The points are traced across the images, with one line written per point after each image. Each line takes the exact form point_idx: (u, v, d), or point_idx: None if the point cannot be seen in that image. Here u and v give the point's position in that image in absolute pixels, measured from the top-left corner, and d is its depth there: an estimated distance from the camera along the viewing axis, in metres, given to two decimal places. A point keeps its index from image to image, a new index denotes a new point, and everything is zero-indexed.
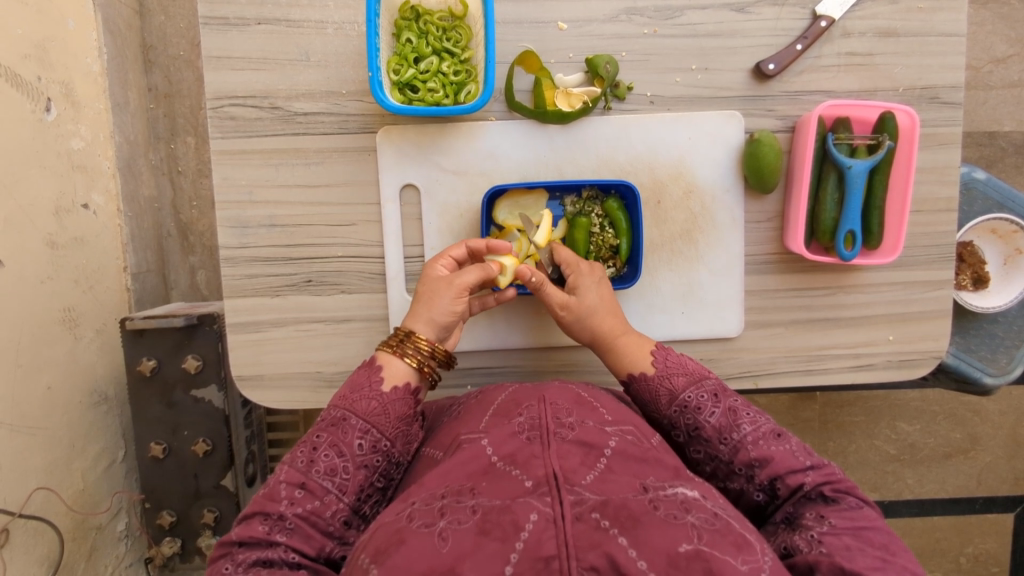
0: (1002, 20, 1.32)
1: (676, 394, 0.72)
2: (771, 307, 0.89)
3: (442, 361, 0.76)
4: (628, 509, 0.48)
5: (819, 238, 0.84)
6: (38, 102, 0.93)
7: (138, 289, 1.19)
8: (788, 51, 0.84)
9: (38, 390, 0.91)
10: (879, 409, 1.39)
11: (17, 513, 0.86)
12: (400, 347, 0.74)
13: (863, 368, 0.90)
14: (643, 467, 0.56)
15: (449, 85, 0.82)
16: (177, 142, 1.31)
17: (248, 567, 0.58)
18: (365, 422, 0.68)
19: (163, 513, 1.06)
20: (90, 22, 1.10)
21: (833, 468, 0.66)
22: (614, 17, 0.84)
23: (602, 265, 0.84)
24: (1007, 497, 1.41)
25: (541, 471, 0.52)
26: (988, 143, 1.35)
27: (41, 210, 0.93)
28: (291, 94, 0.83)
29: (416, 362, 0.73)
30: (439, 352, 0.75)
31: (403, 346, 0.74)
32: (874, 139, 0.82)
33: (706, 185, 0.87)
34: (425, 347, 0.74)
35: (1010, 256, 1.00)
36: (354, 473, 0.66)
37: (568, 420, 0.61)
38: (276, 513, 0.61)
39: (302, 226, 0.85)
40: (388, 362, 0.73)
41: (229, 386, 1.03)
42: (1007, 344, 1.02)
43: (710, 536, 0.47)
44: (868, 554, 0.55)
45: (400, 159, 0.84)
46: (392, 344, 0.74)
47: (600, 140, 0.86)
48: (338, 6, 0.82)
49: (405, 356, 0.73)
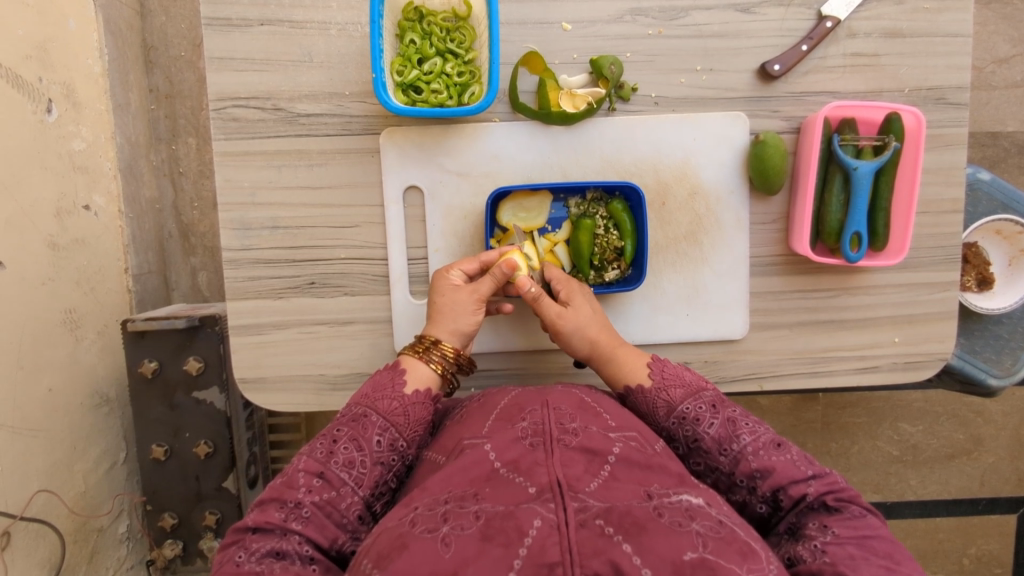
0: (1004, 20, 1.32)
1: (674, 406, 0.72)
2: (775, 309, 0.88)
3: (463, 366, 0.79)
4: (632, 516, 0.47)
5: (825, 239, 0.84)
6: (39, 102, 0.93)
7: (139, 291, 1.19)
8: (794, 51, 0.83)
9: (39, 392, 0.91)
10: (882, 410, 1.39)
11: (18, 516, 0.85)
12: (426, 354, 0.76)
13: (869, 370, 0.89)
14: (646, 474, 0.56)
15: (452, 85, 0.81)
16: (178, 143, 1.30)
17: (262, 557, 0.57)
18: (385, 420, 0.69)
19: (164, 515, 1.05)
20: (90, 23, 1.09)
21: (835, 476, 0.65)
22: (619, 17, 0.83)
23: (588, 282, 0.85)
24: (1010, 498, 1.41)
25: (545, 478, 0.52)
26: (991, 143, 1.34)
27: (42, 211, 0.93)
28: (294, 96, 0.83)
29: (441, 367, 0.76)
30: (462, 358, 0.78)
31: (429, 352, 0.76)
32: (880, 139, 0.82)
33: (712, 185, 0.86)
34: (451, 352, 0.77)
35: (1015, 257, 1.00)
36: (370, 468, 0.66)
37: (571, 426, 0.60)
38: (294, 500, 0.61)
39: (305, 228, 0.84)
40: (412, 365, 0.75)
41: (231, 388, 1.02)
42: (1012, 345, 1.01)
43: (716, 545, 0.47)
44: (871, 564, 0.55)
45: (403, 160, 0.84)
46: (418, 349, 0.76)
47: (605, 141, 0.85)
48: (341, 7, 0.82)
49: (430, 361, 0.75)
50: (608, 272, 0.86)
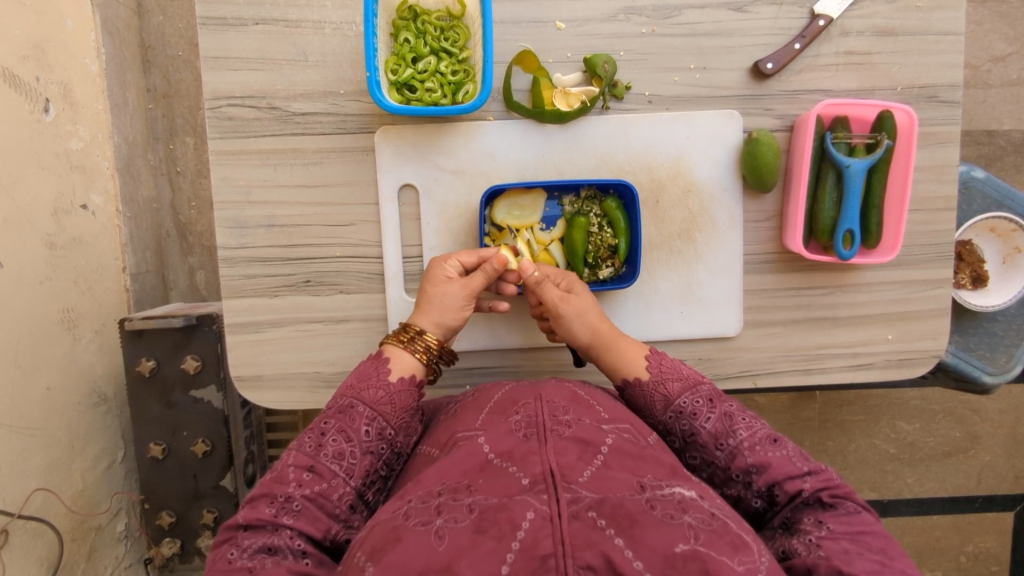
0: (1001, 18, 1.32)
1: (671, 400, 0.72)
2: (770, 306, 0.89)
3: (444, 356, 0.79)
4: (624, 508, 0.48)
5: (818, 237, 0.84)
6: (38, 102, 0.93)
7: (137, 290, 1.19)
8: (787, 50, 0.84)
9: (37, 390, 0.91)
10: (879, 407, 1.39)
11: (17, 514, 0.86)
12: (410, 343, 0.76)
13: (863, 367, 0.90)
14: (640, 464, 0.57)
15: (447, 84, 0.82)
16: (177, 142, 1.31)
17: (254, 553, 0.58)
18: (372, 410, 0.69)
19: (163, 512, 1.06)
20: (89, 23, 1.10)
21: (830, 472, 0.65)
22: (613, 16, 0.84)
23: (576, 276, 0.84)
24: (1006, 496, 1.41)
25: (538, 469, 0.52)
26: (987, 142, 1.35)
27: (41, 210, 0.93)
28: (289, 95, 0.83)
29: (423, 357, 0.76)
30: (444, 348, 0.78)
31: (412, 342, 0.76)
32: (873, 138, 0.82)
33: (706, 183, 0.86)
34: (434, 343, 0.77)
35: (1009, 255, 1.00)
36: (360, 458, 0.66)
37: (564, 418, 0.61)
38: (284, 495, 0.62)
39: (301, 226, 0.85)
40: (396, 355, 0.75)
41: (228, 387, 1.03)
42: (1006, 342, 1.02)
43: (707, 536, 0.47)
44: (866, 558, 0.56)
45: (398, 158, 0.84)
46: (402, 338, 0.76)
47: (599, 139, 0.86)
48: (336, 6, 0.82)
49: (413, 351, 0.75)
50: (602, 270, 0.87)
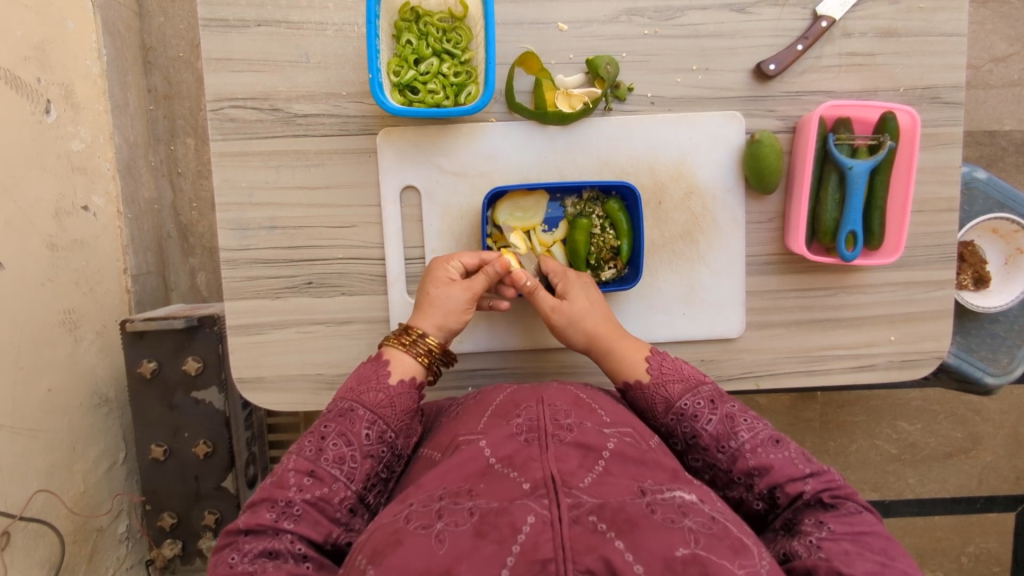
0: (1002, 19, 1.32)
1: (672, 402, 0.72)
2: (772, 307, 0.89)
3: (442, 357, 0.79)
4: (625, 512, 0.48)
5: (820, 239, 0.84)
6: (38, 103, 0.93)
7: (138, 291, 1.19)
8: (789, 51, 0.83)
9: (37, 392, 0.91)
10: (880, 408, 1.39)
11: (18, 516, 0.86)
12: (412, 346, 0.76)
13: (865, 368, 0.89)
14: (641, 469, 0.57)
15: (449, 86, 0.82)
16: (177, 143, 1.31)
17: (255, 558, 0.58)
18: (372, 413, 0.69)
19: (163, 514, 1.06)
20: (89, 23, 1.10)
21: (832, 473, 0.65)
22: (615, 17, 0.84)
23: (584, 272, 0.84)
24: (1008, 496, 1.41)
25: (539, 473, 0.52)
26: (987, 142, 1.35)
27: (41, 212, 0.93)
28: (291, 96, 0.83)
29: (425, 359, 0.76)
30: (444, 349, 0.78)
31: (413, 344, 0.76)
32: (876, 139, 0.82)
33: (708, 185, 0.86)
34: (436, 345, 0.77)
35: (1011, 256, 1.00)
36: (360, 461, 0.66)
37: (565, 421, 0.61)
38: (285, 500, 0.62)
39: (302, 228, 0.85)
40: (397, 357, 0.75)
41: (229, 388, 1.03)
42: (1008, 343, 1.01)
43: (708, 540, 0.47)
44: (867, 559, 0.56)
45: (400, 159, 0.84)
46: (403, 341, 0.76)
47: (600, 140, 0.85)
48: (338, 8, 0.82)
49: (414, 353, 0.75)
50: (604, 271, 0.87)
